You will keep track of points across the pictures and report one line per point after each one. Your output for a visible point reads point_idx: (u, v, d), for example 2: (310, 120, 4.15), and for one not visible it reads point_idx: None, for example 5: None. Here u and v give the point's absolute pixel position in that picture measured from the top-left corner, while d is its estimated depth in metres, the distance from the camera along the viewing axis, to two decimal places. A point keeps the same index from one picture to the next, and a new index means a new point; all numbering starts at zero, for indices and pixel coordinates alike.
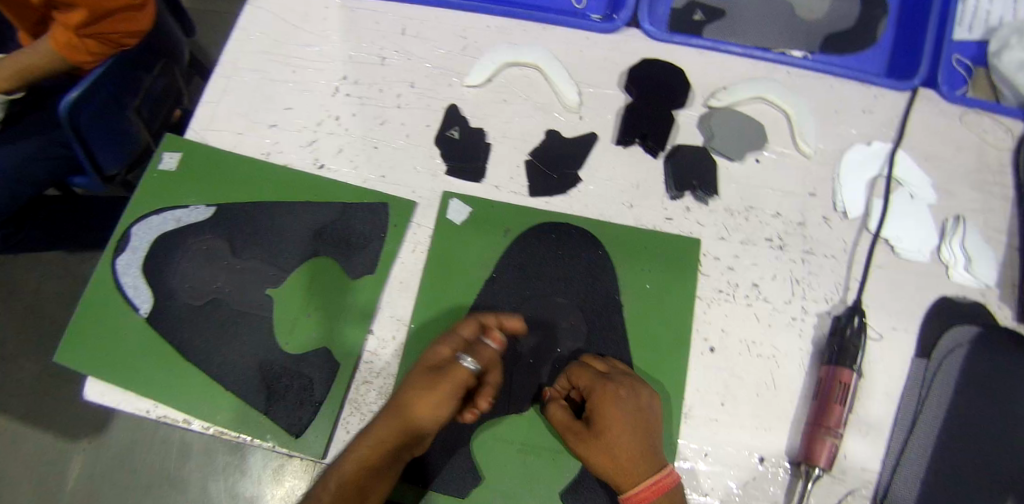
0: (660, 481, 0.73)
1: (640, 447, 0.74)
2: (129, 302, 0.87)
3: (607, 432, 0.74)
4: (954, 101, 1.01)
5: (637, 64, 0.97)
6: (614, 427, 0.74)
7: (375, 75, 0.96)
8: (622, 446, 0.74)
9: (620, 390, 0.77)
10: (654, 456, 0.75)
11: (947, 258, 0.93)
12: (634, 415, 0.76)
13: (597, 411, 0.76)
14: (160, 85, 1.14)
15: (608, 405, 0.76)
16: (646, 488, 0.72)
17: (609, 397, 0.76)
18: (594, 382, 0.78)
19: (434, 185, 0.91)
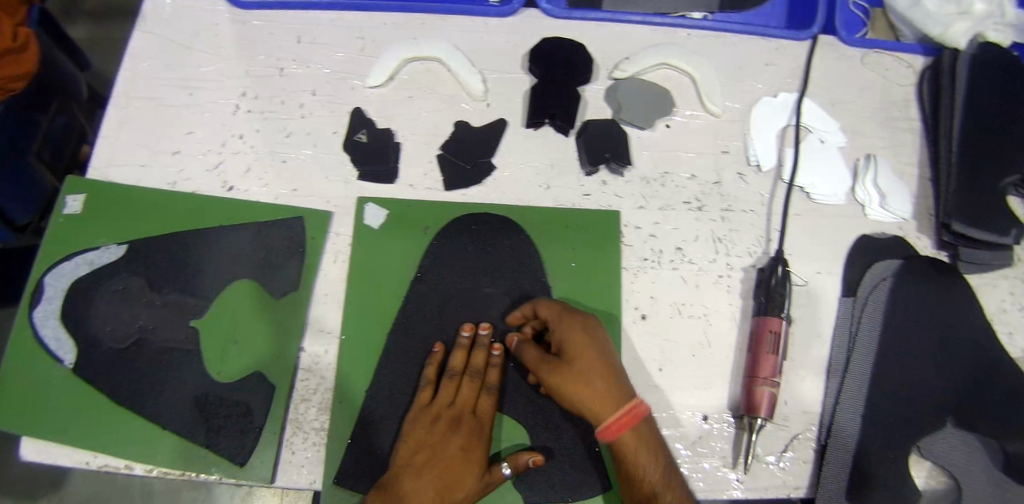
0: (634, 405, 0.73)
1: (611, 378, 0.74)
2: (52, 354, 0.84)
3: (579, 362, 0.74)
4: (854, 45, 1.03)
5: (538, 44, 0.97)
6: (586, 353, 0.75)
7: (274, 88, 0.94)
8: (596, 374, 0.74)
9: (591, 322, 0.78)
10: (624, 385, 0.75)
11: (862, 198, 0.95)
12: (602, 346, 0.76)
13: (572, 340, 0.76)
14: (58, 122, 1.10)
15: (579, 336, 0.76)
16: (621, 417, 0.72)
17: (578, 328, 0.77)
18: (565, 314, 0.78)
19: (348, 191, 0.90)
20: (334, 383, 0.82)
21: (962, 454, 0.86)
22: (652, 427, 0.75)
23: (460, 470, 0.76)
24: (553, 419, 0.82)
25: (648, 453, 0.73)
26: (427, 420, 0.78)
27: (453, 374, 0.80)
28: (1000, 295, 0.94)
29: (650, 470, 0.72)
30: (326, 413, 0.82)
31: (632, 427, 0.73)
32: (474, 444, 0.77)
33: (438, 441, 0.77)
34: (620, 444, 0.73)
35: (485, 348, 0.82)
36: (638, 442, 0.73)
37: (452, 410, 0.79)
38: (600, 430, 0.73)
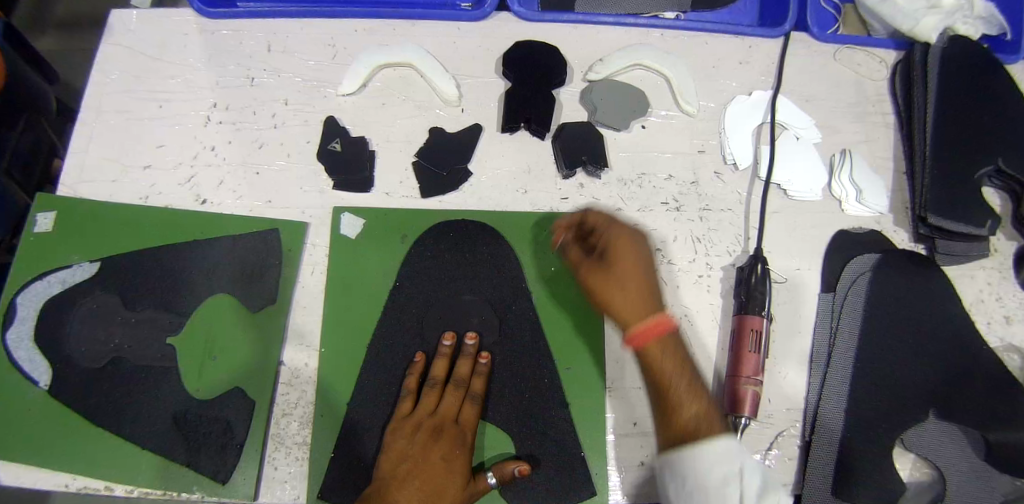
0: (665, 318, 0.74)
1: (645, 289, 0.75)
2: (26, 376, 0.82)
3: (616, 269, 0.75)
4: (827, 40, 1.03)
5: (511, 47, 0.96)
6: (626, 261, 0.75)
7: (246, 98, 0.93)
8: (632, 282, 0.75)
9: (637, 231, 0.78)
10: (658, 296, 0.75)
11: (838, 193, 0.95)
12: (642, 256, 0.76)
13: (615, 246, 0.76)
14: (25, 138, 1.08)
15: (623, 244, 0.76)
16: (649, 326, 0.73)
17: (622, 235, 0.77)
18: (613, 222, 0.78)
19: (323, 201, 0.89)
20: (314, 396, 0.81)
21: (946, 445, 0.86)
22: (681, 342, 0.75)
23: (442, 481, 0.74)
24: (538, 426, 0.81)
25: (675, 365, 0.73)
26: (409, 430, 0.78)
27: (435, 385, 0.80)
28: (978, 286, 0.94)
29: (677, 381, 0.72)
30: (307, 427, 0.81)
31: (659, 338, 0.73)
32: (457, 454, 0.76)
33: (420, 451, 0.76)
34: (647, 353, 0.73)
35: (471, 357, 0.81)
36: (665, 353, 0.73)
37: (433, 420, 0.78)
38: (626, 337, 0.74)
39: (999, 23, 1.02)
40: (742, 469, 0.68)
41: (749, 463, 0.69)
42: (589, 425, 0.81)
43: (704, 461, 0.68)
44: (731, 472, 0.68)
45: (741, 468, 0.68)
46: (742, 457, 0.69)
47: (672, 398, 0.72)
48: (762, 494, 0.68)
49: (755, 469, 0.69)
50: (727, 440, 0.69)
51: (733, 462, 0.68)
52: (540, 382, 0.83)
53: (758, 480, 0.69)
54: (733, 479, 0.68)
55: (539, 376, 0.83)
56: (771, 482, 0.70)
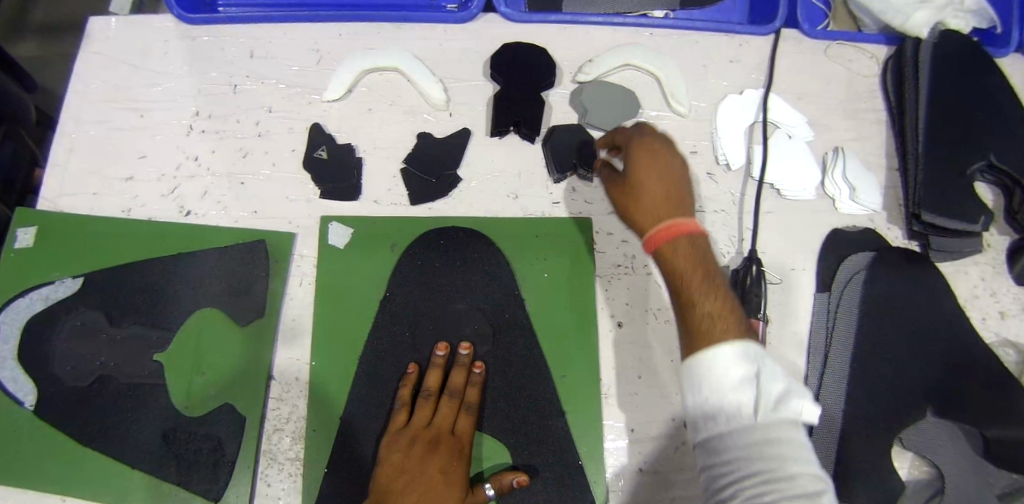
0: (679, 223, 0.73)
1: (666, 196, 0.75)
2: (11, 397, 0.79)
3: (636, 177, 0.76)
4: (817, 37, 1.02)
5: (499, 50, 0.94)
6: (643, 172, 0.76)
7: (228, 106, 0.91)
8: (648, 190, 0.76)
9: (659, 144, 0.78)
10: (675, 204, 0.75)
11: (831, 191, 0.94)
12: (665, 164, 0.77)
13: (633, 158, 0.78)
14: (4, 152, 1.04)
15: (641, 155, 0.77)
16: (664, 229, 0.72)
17: (645, 146, 0.78)
18: (635, 136, 0.80)
19: (311, 211, 0.87)
20: (307, 411, 0.80)
21: (942, 442, 0.86)
22: (707, 251, 0.73)
23: (439, 496, 0.73)
24: (534, 435, 0.80)
25: (694, 270, 0.71)
26: (403, 444, 0.76)
27: (430, 396, 0.79)
28: (972, 282, 0.94)
29: (693, 284, 0.70)
30: (300, 442, 0.79)
31: (675, 241, 0.72)
32: (454, 467, 0.75)
33: (416, 465, 0.75)
34: (665, 258, 0.73)
35: (465, 367, 0.80)
36: (683, 258, 0.71)
37: (429, 431, 0.77)
38: (645, 243, 0.75)
39: (990, 16, 1.01)
40: (759, 369, 0.63)
41: (768, 364, 0.64)
42: (586, 433, 0.81)
43: (718, 362, 0.63)
44: (748, 372, 0.63)
45: (759, 369, 0.63)
46: (762, 358, 0.64)
47: (686, 299, 0.70)
48: (783, 397, 0.63)
49: (774, 371, 0.64)
50: (747, 344, 0.64)
51: (750, 363, 0.63)
52: (537, 391, 0.82)
53: (779, 383, 0.64)
54: (750, 378, 0.63)
55: (535, 385, 0.82)
56: (794, 387, 0.65)
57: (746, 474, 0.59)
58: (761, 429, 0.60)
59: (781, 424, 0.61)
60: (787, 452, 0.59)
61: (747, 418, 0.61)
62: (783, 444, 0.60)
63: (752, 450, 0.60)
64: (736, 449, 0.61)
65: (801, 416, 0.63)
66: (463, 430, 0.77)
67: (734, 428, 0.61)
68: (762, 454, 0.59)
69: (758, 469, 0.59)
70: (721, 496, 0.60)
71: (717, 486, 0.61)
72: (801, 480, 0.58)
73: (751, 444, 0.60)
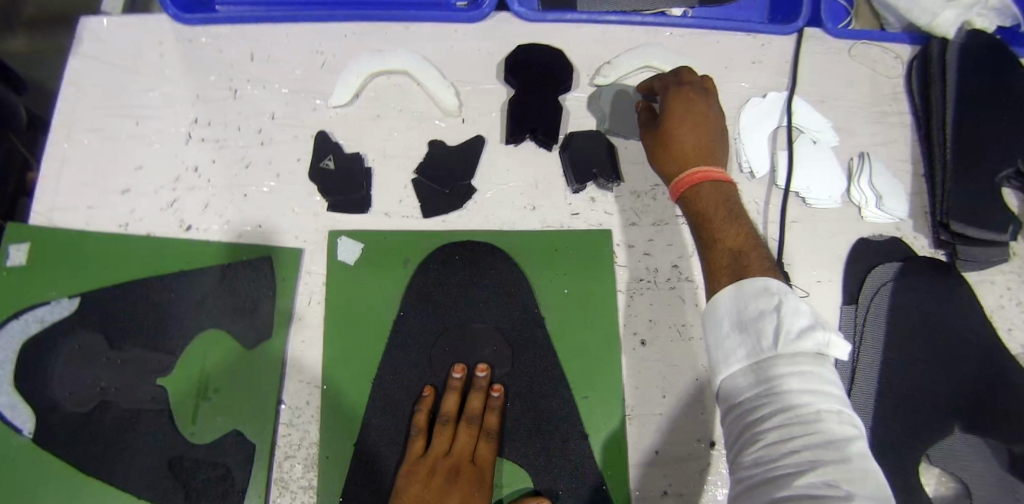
0: (709, 170, 0.77)
1: (700, 143, 0.79)
2: (8, 424, 0.75)
3: (671, 124, 0.80)
4: (841, 36, 0.98)
5: (513, 51, 0.90)
6: (678, 119, 0.80)
7: (229, 112, 0.86)
8: (682, 135, 0.79)
9: (696, 95, 0.82)
10: (706, 153, 0.79)
11: (857, 199, 0.91)
12: (699, 114, 0.80)
13: (670, 106, 0.81)
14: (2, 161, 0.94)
15: (678, 103, 0.81)
16: (693, 174, 0.77)
17: (682, 97, 0.82)
18: (673, 86, 0.83)
19: (319, 224, 0.83)
20: (319, 437, 0.77)
21: (974, 459, 0.84)
22: (734, 195, 0.77)
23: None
24: (555, 459, 0.78)
25: (721, 213, 0.75)
26: (423, 473, 0.74)
27: (447, 422, 0.76)
28: (997, 292, 0.92)
29: (719, 226, 0.74)
30: (313, 470, 0.76)
31: (702, 185, 0.77)
32: (474, 497, 0.73)
33: (435, 496, 0.72)
34: (692, 200, 0.77)
35: (482, 391, 0.77)
36: (709, 200, 0.76)
37: (448, 457, 0.74)
38: (673, 188, 0.79)
39: (1013, 15, 0.97)
40: (780, 301, 0.65)
41: (792, 296, 0.65)
42: (609, 456, 0.78)
43: (740, 299, 0.67)
44: (767, 306, 0.65)
45: (780, 302, 0.64)
46: (784, 291, 0.66)
47: (712, 237, 0.74)
48: (808, 328, 0.63)
49: (799, 303, 0.65)
50: (771, 280, 0.67)
51: (771, 296, 0.65)
52: (557, 413, 0.79)
53: (803, 316, 0.63)
54: (769, 312, 0.64)
55: (556, 406, 0.79)
56: (823, 319, 0.65)
57: (767, 411, 0.61)
58: (780, 364, 0.62)
59: (802, 357, 0.62)
60: (808, 388, 0.60)
61: (766, 353, 0.63)
62: (804, 380, 0.61)
63: (772, 386, 0.62)
64: (756, 387, 0.63)
65: (828, 348, 0.63)
66: (482, 454, 0.75)
67: (754, 364, 0.64)
68: (782, 390, 0.61)
69: (779, 406, 0.60)
70: (743, 431, 0.63)
71: (740, 422, 0.64)
72: (824, 415, 0.59)
73: (770, 381, 0.62)
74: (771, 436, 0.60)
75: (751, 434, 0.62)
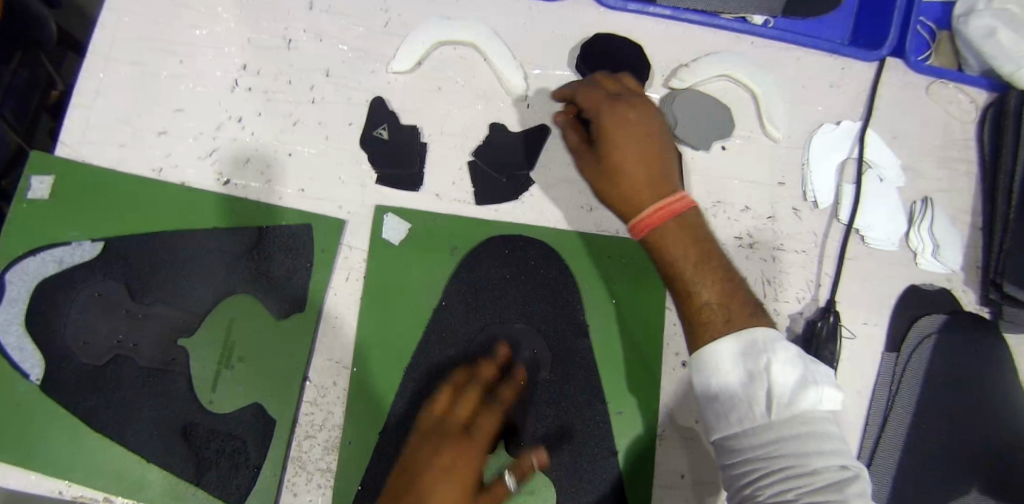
0: (669, 204, 0.69)
1: (650, 170, 0.71)
2: (15, 367, 0.72)
3: (614, 153, 0.71)
4: (921, 72, 0.94)
5: (589, 39, 0.85)
6: (620, 145, 0.71)
7: (281, 63, 0.80)
8: (631, 165, 0.70)
9: (631, 110, 0.73)
10: (660, 180, 0.71)
11: (915, 244, 0.89)
12: (641, 132, 0.72)
13: (607, 131, 0.72)
14: (19, 78, 0.89)
15: (615, 125, 0.72)
16: (653, 213, 0.69)
17: (618, 117, 0.72)
18: (604, 104, 0.74)
19: (364, 197, 0.78)
20: (343, 420, 0.73)
21: None
22: (698, 224, 0.71)
23: (438, 490, 0.63)
24: (579, 472, 0.76)
25: (689, 256, 0.68)
26: (415, 443, 0.69)
27: (449, 385, 0.72)
28: None
29: (689, 275, 0.68)
30: (333, 454, 0.73)
31: (665, 223, 0.69)
32: (462, 458, 0.66)
33: (421, 461, 0.66)
34: (656, 242, 0.69)
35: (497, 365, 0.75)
36: (674, 241, 0.69)
37: (443, 423, 0.69)
38: (633, 226, 0.71)
39: None
40: (768, 361, 0.62)
41: (779, 349, 0.62)
42: (635, 476, 0.76)
43: (723, 360, 0.63)
44: (755, 367, 0.62)
45: (769, 361, 0.62)
46: (771, 346, 0.63)
47: (683, 288, 0.69)
48: (800, 386, 0.61)
49: (789, 357, 0.62)
50: (755, 332, 0.64)
51: (758, 356, 0.62)
52: (587, 427, 0.77)
53: (791, 372, 0.61)
54: (759, 373, 0.61)
55: (587, 419, 0.77)
56: (811, 370, 0.63)
57: (763, 469, 0.60)
58: (775, 427, 0.60)
59: (796, 419, 0.60)
60: (804, 446, 0.59)
61: (759, 417, 0.61)
62: (799, 438, 0.59)
63: (767, 448, 0.60)
64: (750, 446, 0.61)
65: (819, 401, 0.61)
66: (483, 420, 0.70)
67: (746, 426, 0.61)
68: (777, 451, 0.60)
69: (775, 465, 0.59)
70: (739, 486, 0.62)
71: (735, 480, 0.62)
72: (820, 470, 0.58)
73: (765, 442, 0.60)
74: (769, 494, 0.59)
75: (748, 490, 0.61)
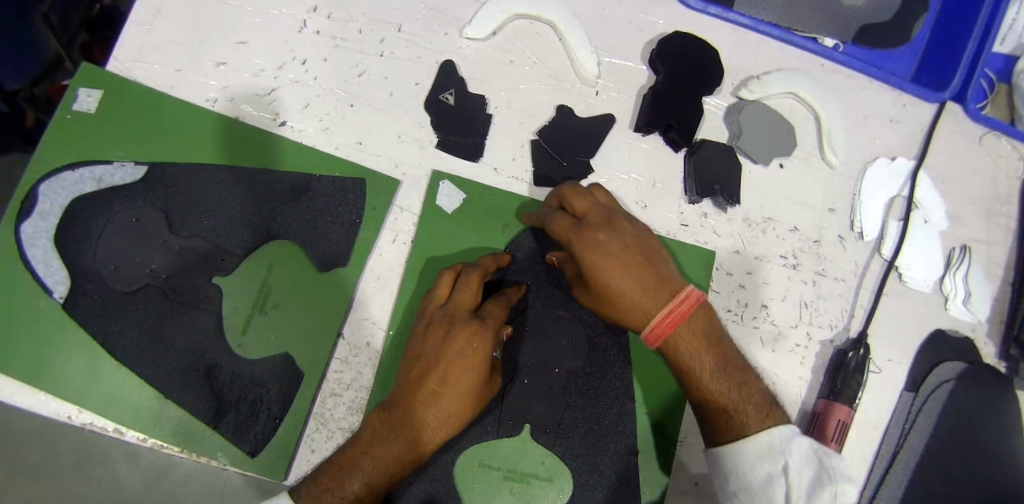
0: (675, 309, 0.66)
1: (644, 278, 0.67)
2: (39, 282, 0.68)
3: (607, 280, 0.67)
4: (977, 121, 0.93)
5: (666, 35, 0.83)
6: (606, 275, 0.67)
7: (353, 10, 0.77)
8: (623, 287, 0.66)
9: (602, 226, 0.68)
10: (658, 286, 0.67)
11: (948, 290, 0.89)
12: (619, 247, 0.67)
13: (587, 262, 0.67)
14: None
15: (595, 254, 0.67)
16: (663, 320, 0.66)
17: (592, 243, 0.67)
18: (572, 231, 0.69)
19: (422, 159, 0.76)
20: (372, 382, 0.72)
21: None
22: (703, 319, 0.69)
23: (458, 379, 0.64)
24: (599, 467, 0.75)
25: (703, 359, 0.68)
26: (423, 327, 0.68)
27: (448, 271, 0.70)
28: None
29: (706, 381, 0.68)
30: (357, 415, 0.71)
31: (676, 332, 0.67)
32: (474, 347, 0.65)
33: (435, 348, 0.65)
34: (670, 351, 0.69)
35: (500, 260, 0.74)
36: (689, 346, 0.68)
37: (447, 311, 0.67)
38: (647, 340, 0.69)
39: None
40: (786, 462, 0.64)
41: (795, 447, 0.65)
42: (652, 477, 0.76)
43: (743, 460, 0.66)
44: (774, 469, 0.64)
45: (787, 463, 0.64)
46: (788, 447, 0.65)
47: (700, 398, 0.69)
48: (816, 485, 0.63)
49: (804, 455, 0.65)
50: (772, 433, 0.65)
51: (776, 458, 0.65)
52: (613, 424, 0.76)
53: (808, 472, 0.64)
54: (777, 476, 0.64)
55: (615, 415, 0.76)
56: (828, 467, 0.65)
57: None
58: None
59: None
60: None
61: None
62: None
63: None
64: None
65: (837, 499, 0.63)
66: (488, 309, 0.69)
67: None
68: None
69: None
70: None
71: None
72: None
73: None
74: None
75: None
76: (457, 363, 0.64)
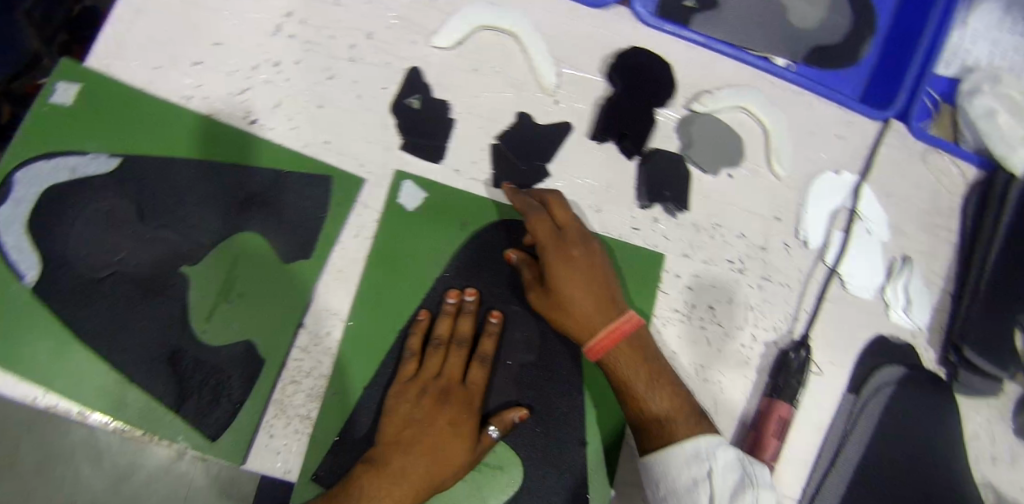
0: (619, 327, 0.74)
1: (599, 296, 0.75)
2: (10, 267, 0.71)
3: (564, 291, 0.74)
4: (920, 138, 0.98)
5: (623, 50, 0.89)
6: (568, 285, 0.74)
7: (326, 18, 0.82)
8: (580, 302, 0.74)
9: (576, 248, 0.75)
10: (609, 304, 0.75)
11: (890, 298, 0.94)
12: (586, 264, 0.75)
13: (555, 272, 0.74)
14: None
15: (562, 268, 0.74)
16: (606, 336, 0.73)
17: (563, 255, 0.74)
18: (551, 242, 0.75)
19: (386, 159, 0.80)
20: (330, 371, 0.75)
21: None
22: (646, 338, 0.76)
23: (445, 446, 0.72)
24: (550, 459, 0.78)
25: (640, 374, 0.74)
26: (413, 393, 0.74)
27: (440, 345, 0.76)
28: (978, 421, 0.94)
29: (640, 389, 0.73)
30: (315, 401, 0.74)
31: (618, 348, 0.74)
32: (464, 418, 0.74)
33: (425, 418, 0.73)
34: (610, 364, 0.74)
35: (470, 316, 0.77)
36: (627, 362, 0.74)
37: (439, 381, 0.75)
38: (589, 348, 0.75)
39: None
40: (710, 468, 0.69)
41: (719, 455, 0.69)
42: (598, 471, 0.79)
43: (672, 466, 0.70)
44: (699, 474, 0.69)
45: (711, 468, 0.69)
46: (713, 454, 0.69)
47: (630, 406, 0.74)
48: (738, 489, 0.68)
49: (726, 461, 0.69)
50: (698, 441, 0.70)
51: (701, 463, 0.69)
52: (563, 416, 0.79)
53: (730, 476, 0.69)
54: (701, 481, 0.68)
55: (565, 409, 0.79)
56: (749, 473, 0.70)
57: None
58: None
59: None
60: None
61: None
62: None
63: None
64: None
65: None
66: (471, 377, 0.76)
67: None
68: None
69: None
70: None
71: None
72: None
73: None
74: None
75: None
76: (447, 429, 0.73)
